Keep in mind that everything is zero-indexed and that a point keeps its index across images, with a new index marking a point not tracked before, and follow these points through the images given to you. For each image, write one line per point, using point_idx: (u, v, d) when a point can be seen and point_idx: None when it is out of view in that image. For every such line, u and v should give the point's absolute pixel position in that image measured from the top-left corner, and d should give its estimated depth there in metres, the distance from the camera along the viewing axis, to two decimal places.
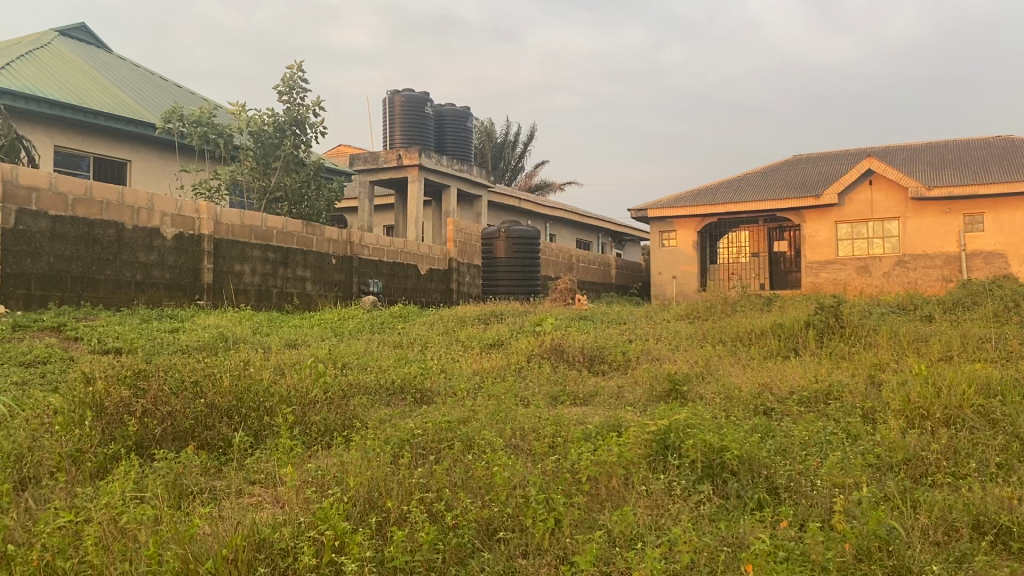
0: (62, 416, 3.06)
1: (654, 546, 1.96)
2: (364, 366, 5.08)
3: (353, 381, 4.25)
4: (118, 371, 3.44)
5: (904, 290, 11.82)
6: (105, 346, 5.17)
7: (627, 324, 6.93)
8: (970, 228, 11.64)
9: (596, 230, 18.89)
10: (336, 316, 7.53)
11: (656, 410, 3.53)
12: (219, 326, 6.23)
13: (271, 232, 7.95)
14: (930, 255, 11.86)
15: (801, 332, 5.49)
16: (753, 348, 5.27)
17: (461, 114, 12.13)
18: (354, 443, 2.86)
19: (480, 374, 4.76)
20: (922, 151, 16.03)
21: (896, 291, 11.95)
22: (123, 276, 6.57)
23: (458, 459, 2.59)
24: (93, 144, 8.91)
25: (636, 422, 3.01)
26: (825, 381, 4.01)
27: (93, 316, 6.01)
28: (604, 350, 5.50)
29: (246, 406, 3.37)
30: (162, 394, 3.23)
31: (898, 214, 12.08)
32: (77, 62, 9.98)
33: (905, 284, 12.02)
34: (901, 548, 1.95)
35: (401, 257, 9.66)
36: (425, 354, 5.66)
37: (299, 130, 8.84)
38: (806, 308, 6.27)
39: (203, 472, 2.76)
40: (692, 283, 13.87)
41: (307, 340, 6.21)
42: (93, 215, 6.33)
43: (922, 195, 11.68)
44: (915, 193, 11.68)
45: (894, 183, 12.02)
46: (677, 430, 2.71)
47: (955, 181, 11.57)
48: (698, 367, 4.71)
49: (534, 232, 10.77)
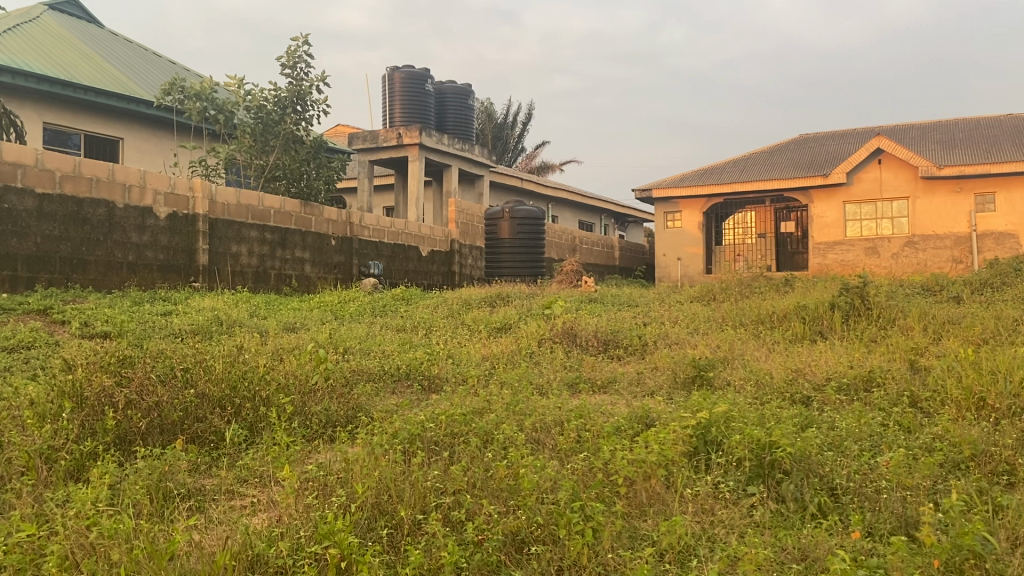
0: (37, 408, 2.79)
1: (711, 563, 1.69)
2: (367, 351, 4.82)
3: (357, 368, 4.03)
4: (101, 359, 3.21)
5: (913, 271, 11.55)
6: (93, 330, 4.91)
7: (639, 306, 6.65)
8: (981, 207, 11.35)
9: (598, 210, 18.62)
10: (336, 298, 7.26)
11: (683, 399, 3.29)
12: (214, 309, 5.95)
13: (269, 212, 7.66)
14: (940, 236, 11.59)
15: (826, 314, 5.23)
16: (777, 331, 5.01)
17: (464, 91, 11.82)
18: (361, 438, 2.61)
19: (490, 360, 4.50)
20: (932, 130, 15.74)
21: (905, 273, 11.69)
22: (114, 256, 6.29)
23: (482, 456, 2.32)
24: (83, 121, 8.60)
25: (667, 416, 2.75)
26: (863, 367, 3.75)
27: (82, 299, 5.74)
28: (619, 334, 5.23)
29: (241, 396, 3.09)
30: (148, 384, 2.96)
31: (908, 194, 11.79)
32: (68, 36, 9.65)
33: (914, 266, 11.74)
34: (1001, 565, 1.67)
35: (402, 238, 9.38)
36: (430, 338, 5.38)
37: (300, 106, 8.53)
38: (830, 289, 5.99)
39: (191, 471, 2.50)
40: (696, 265, 13.58)
41: (306, 323, 5.93)
42: (81, 193, 6.03)
43: (933, 174, 11.40)
44: (925, 171, 11.39)
45: (904, 162, 11.73)
46: (720, 424, 2.47)
47: (967, 159, 11.29)
48: (722, 352, 4.45)
49: (540, 213, 10.48)
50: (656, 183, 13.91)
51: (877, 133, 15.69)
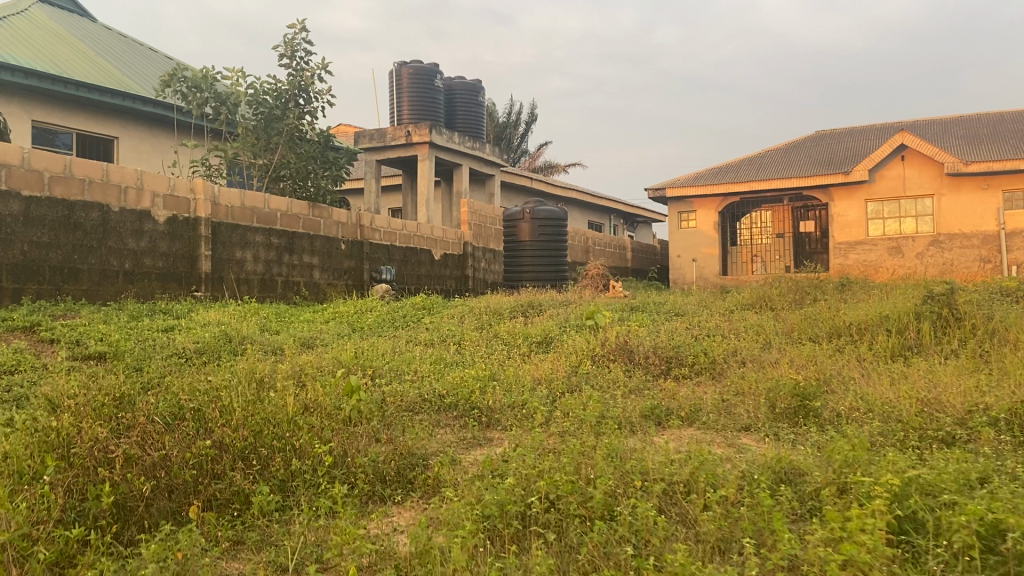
0: (13, 467, 2.21)
1: None
2: (399, 372, 4.22)
3: (394, 400, 3.49)
4: (94, 398, 2.65)
5: (939, 273, 10.97)
6: (86, 351, 4.35)
7: (687, 315, 6.05)
8: (1010, 205, 10.78)
9: (608, 211, 18.03)
10: (352, 309, 6.65)
11: (807, 448, 2.73)
12: (221, 324, 5.33)
13: (275, 215, 7.05)
14: (966, 235, 11.02)
15: (913, 326, 4.65)
16: (865, 345, 4.41)
17: (474, 87, 11.20)
18: (432, 519, 2.02)
19: (544, 384, 3.89)
20: (956, 124, 15.14)
21: (931, 274, 11.11)
22: (109, 265, 5.68)
23: (610, 551, 1.73)
24: (74, 119, 7.98)
25: (813, 480, 2.16)
26: (996, 395, 3.17)
27: (72, 315, 5.13)
28: (681, 349, 4.64)
29: (267, 444, 2.50)
30: (152, 434, 2.39)
31: (933, 191, 11.23)
32: (58, 30, 9.01)
33: (939, 267, 11.16)
34: None
35: (414, 241, 8.78)
36: (465, 355, 4.77)
37: (303, 99, 7.91)
38: (908, 295, 5.39)
39: (212, 560, 1.91)
40: (713, 266, 12.99)
41: (324, 338, 5.33)
42: (73, 196, 5.43)
43: (958, 170, 10.82)
44: (950, 168, 10.81)
45: (929, 158, 11.14)
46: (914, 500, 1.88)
47: (995, 154, 10.71)
48: (812, 373, 3.88)
49: (562, 213, 9.82)
50: (670, 182, 13.31)
51: (899, 128, 15.13)
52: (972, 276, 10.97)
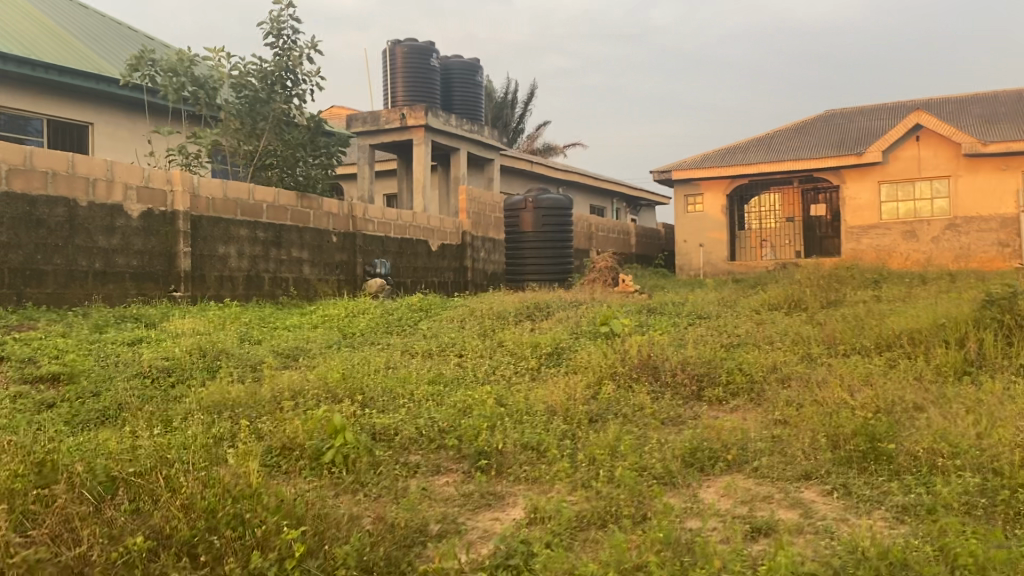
0: None
1: None
2: (392, 395, 3.69)
3: (387, 438, 2.98)
4: (13, 464, 2.12)
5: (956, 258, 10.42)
6: (37, 372, 3.81)
7: (711, 318, 5.50)
8: None
9: (610, 194, 17.46)
10: (343, 310, 6.09)
11: (909, 524, 2.18)
12: (195, 334, 4.78)
13: (260, 207, 6.48)
14: (985, 218, 10.46)
15: (973, 336, 4.11)
16: (921, 361, 3.88)
17: (471, 67, 10.60)
18: None
19: (560, 413, 3.36)
20: (972, 103, 14.54)
21: (948, 259, 10.56)
22: (77, 265, 5.13)
23: None
24: (45, 104, 7.42)
25: None
26: None
27: (30, 324, 4.59)
28: (713, 364, 4.09)
29: (221, 529, 1.95)
30: (70, 531, 1.85)
31: (949, 172, 10.63)
32: (30, 9, 8.43)
33: (956, 252, 10.61)
34: None
35: (410, 232, 8.22)
36: (466, 371, 4.23)
37: (290, 81, 7.30)
38: (959, 298, 4.85)
39: None
40: (720, 252, 12.42)
41: (310, 349, 4.79)
42: (34, 190, 4.87)
43: (977, 151, 10.21)
44: (968, 149, 10.20)
45: (945, 138, 10.54)
46: None
47: (1014, 134, 10.10)
48: (869, 395, 3.34)
49: (567, 200, 9.26)
50: (675, 164, 12.70)
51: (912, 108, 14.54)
52: (991, 262, 10.43)
